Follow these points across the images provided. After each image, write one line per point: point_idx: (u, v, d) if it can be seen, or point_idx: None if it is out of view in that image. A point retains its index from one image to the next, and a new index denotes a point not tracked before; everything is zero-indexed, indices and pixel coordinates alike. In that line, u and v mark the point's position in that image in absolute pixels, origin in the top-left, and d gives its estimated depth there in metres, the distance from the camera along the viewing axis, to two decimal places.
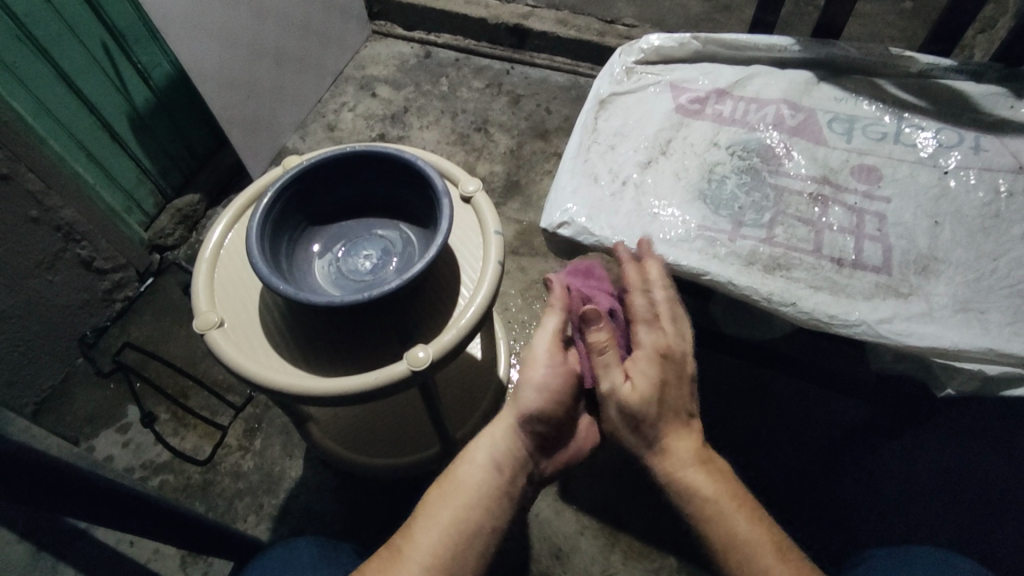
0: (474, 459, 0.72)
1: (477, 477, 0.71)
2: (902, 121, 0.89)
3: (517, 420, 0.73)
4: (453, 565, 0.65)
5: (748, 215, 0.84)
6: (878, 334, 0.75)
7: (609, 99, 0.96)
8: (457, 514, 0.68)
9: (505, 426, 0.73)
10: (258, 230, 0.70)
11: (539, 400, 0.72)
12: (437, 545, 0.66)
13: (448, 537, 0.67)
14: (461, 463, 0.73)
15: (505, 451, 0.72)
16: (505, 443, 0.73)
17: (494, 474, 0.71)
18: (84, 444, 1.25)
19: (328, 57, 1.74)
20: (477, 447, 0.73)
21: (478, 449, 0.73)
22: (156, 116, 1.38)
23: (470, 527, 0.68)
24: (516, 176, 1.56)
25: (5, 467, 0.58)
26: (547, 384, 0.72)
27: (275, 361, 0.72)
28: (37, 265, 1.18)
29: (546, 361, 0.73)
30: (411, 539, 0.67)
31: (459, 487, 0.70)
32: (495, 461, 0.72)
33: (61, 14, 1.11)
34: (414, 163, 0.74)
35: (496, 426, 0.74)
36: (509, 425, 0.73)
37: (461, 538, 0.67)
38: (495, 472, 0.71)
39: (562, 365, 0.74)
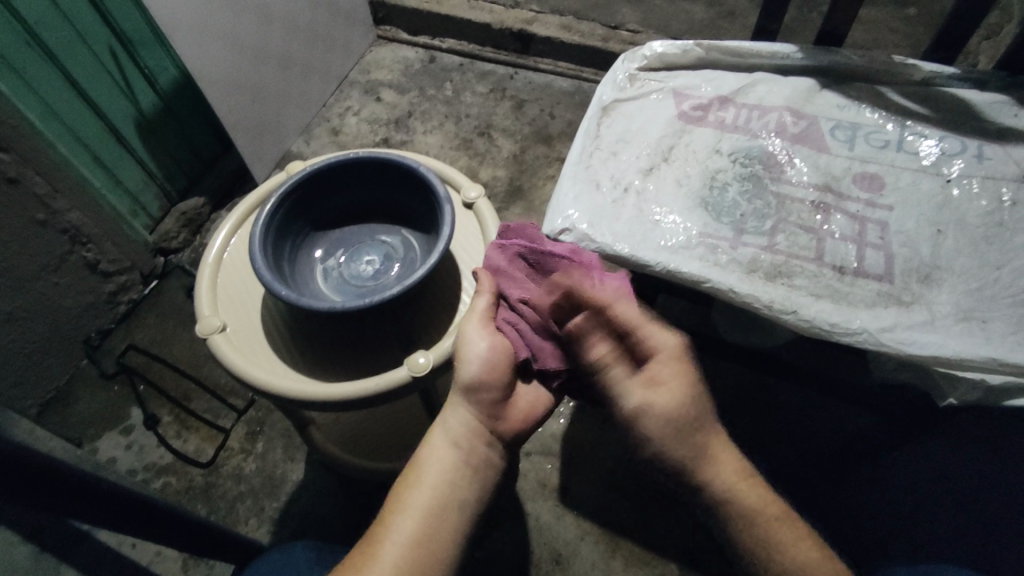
0: (435, 436, 0.68)
1: (441, 456, 0.66)
2: (904, 129, 0.89)
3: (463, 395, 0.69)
4: (438, 544, 0.62)
5: (750, 222, 0.84)
6: (880, 342, 0.75)
7: (612, 105, 0.96)
8: (434, 498, 0.64)
9: (454, 405, 0.69)
10: (261, 236, 0.71)
11: (480, 371, 0.68)
12: (417, 528, 0.62)
13: (423, 519, 0.63)
14: (421, 445, 0.68)
15: (462, 429, 0.68)
16: (456, 419, 0.68)
17: (457, 449, 0.67)
18: (87, 446, 1.26)
19: (333, 61, 1.75)
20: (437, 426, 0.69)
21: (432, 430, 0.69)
22: (162, 120, 1.39)
23: (447, 506, 0.64)
24: (519, 181, 1.56)
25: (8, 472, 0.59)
26: (483, 353, 0.69)
27: (277, 366, 0.72)
28: (44, 268, 1.18)
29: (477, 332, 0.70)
30: (388, 525, 0.63)
31: (424, 469, 0.66)
32: (452, 436, 0.68)
33: (70, 20, 1.13)
34: (417, 169, 0.75)
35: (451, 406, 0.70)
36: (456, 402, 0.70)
37: (442, 517, 0.63)
38: (457, 448, 0.67)
39: (495, 336, 0.71)
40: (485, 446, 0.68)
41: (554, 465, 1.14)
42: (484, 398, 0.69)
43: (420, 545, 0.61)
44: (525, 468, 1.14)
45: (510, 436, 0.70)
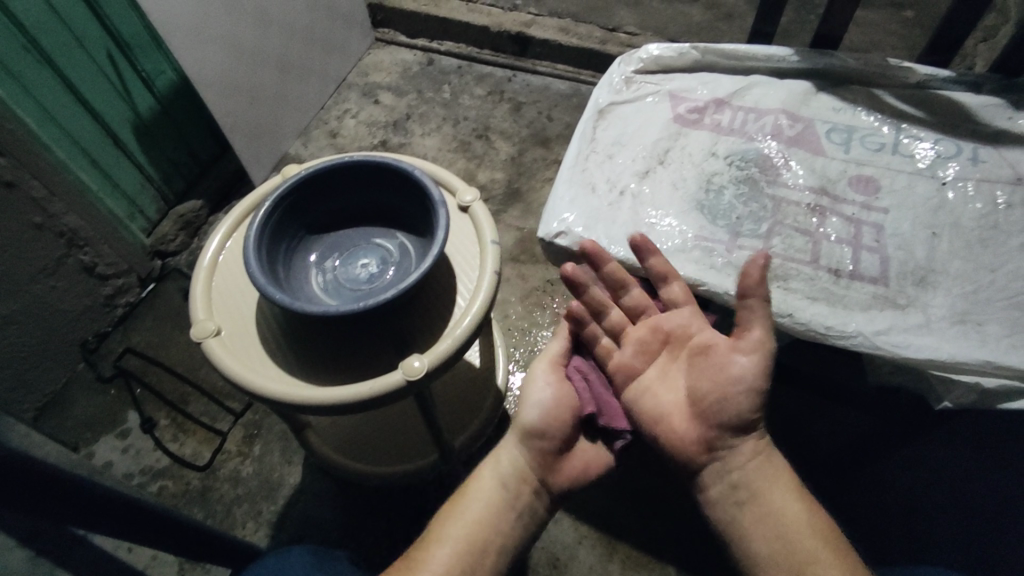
0: (487, 473, 0.76)
1: (484, 491, 0.74)
2: (900, 132, 0.89)
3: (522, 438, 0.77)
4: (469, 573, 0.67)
5: (745, 225, 0.84)
6: (876, 345, 0.75)
7: (608, 108, 0.96)
8: (470, 529, 0.71)
9: (509, 447, 0.77)
10: (256, 240, 0.71)
11: (540, 417, 0.76)
12: (453, 556, 0.68)
13: (462, 550, 0.69)
14: (472, 477, 0.76)
15: (507, 471, 0.75)
16: (510, 458, 0.76)
17: (502, 487, 0.74)
18: (84, 450, 1.25)
19: (331, 64, 1.75)
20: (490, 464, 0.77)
21: (486, 465, 0.76)
22: (159, 123, 1.39)
23: (484, 537, 0.70)
24: (516, 184, 1.56)
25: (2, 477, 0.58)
26: (545, 400, 0.76)
27: (271, 370, 0.72)
28: (40, 271, 1.18)
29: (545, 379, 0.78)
30: (429, 550, 0.69)
31: (472, 502, 0.73)
32: (504, 476, 0.75)
33: (69, 24, 1.13)
34: (411, 172, 0.75)
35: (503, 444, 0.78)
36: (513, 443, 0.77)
37: (479, 546, 0.70)
38: (503, 482, 0.74)
39: (558, 380, 0.78)
40: (529, 492, 0.74)
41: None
42: (536, 446, 0.76)
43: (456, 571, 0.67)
44: None
45: (560, 487, 0.76)
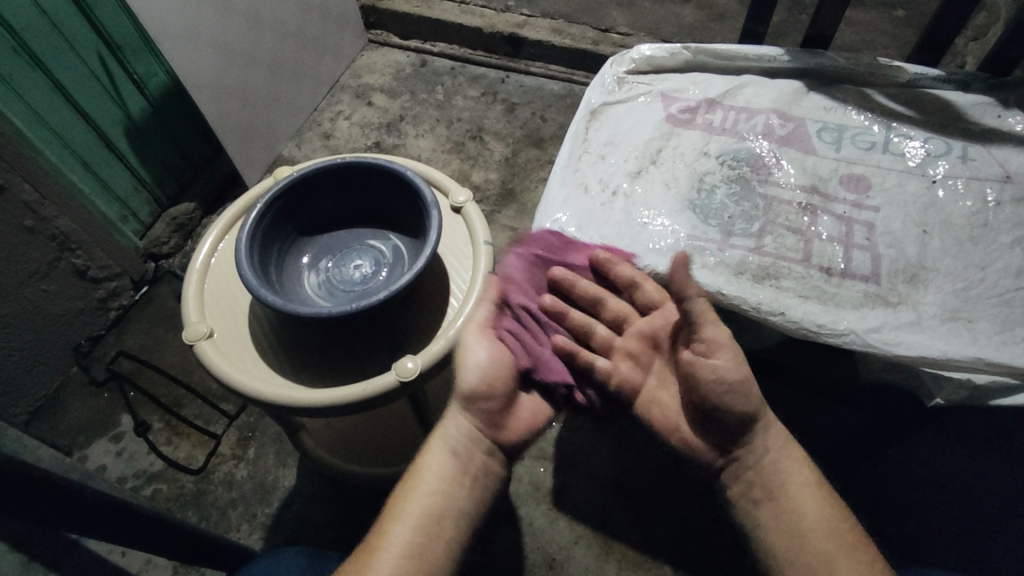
0: (432, 443, 0.72)
1: (433, 462, 0.71)
2: (890, 131, 0.90)
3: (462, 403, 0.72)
4: (432, 551, 0.65)
5: (737, 224, 0.85)
6: (868, 343, 0.75)
7: (601, 109, 0.96)
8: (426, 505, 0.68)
9: (451, 412, 0.73)
10: (248, 242, 0.70)
11: (479, 381, 0.70)
12: (411, 535, 0.66)
13: (418, 528, 0.66)
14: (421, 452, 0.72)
15: (453, 440, 0.71)
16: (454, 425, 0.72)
17: (449, 456, 0.71)
18: (77, 454, 1.25)
19: (324, 65, 1.74)
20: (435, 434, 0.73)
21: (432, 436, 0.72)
22: (151, 125, 1.38)
23: (442, 509, 0.68)
24: (510, 184, 1.56)
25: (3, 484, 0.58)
26: (483, 362, 0.70)
27: (264, 372, 0.72)
28: (32, 275, 1.18)
29: (480, 343, 0.71)
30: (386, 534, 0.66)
31: (423, 477, 0.70)
32: (451, 444, 0.71)
33: (58, 25, 1.12)
34: (403, 173, 0.75)
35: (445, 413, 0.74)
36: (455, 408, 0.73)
37: (438, 517, 0.68)
38: (450, 451, 0.71)
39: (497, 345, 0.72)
40: (479, 455, 0.72)
41: (548, 470, 1.14)
42: (479, 411, 0.71)
43: (416, 552, 0.65)
44: (518, 471, 1.14)
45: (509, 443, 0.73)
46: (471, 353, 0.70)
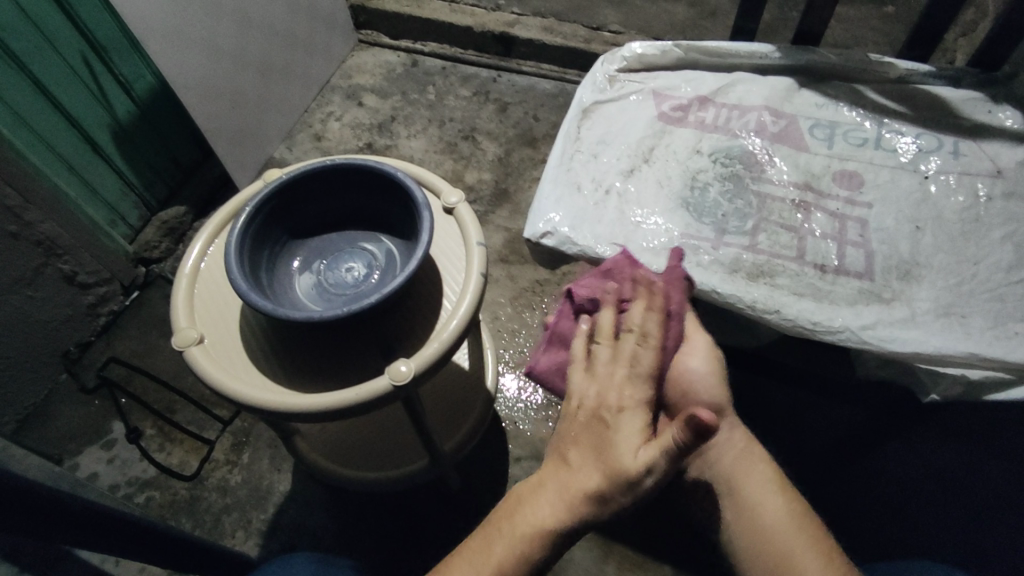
0: (523, 519, 0.61)
1: (518, 545, 0.61)
2: (882, 127, 0.90)
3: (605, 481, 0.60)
4: None
5: (731, 222, 0.84)
6: (862, 340, 0.75)
7: (592, 107, 0.96)
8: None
9: (591, 478, 0.61)
10: (237, 246, 0.70)
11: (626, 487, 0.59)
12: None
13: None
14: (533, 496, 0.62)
15: (546, 531, 0.60)
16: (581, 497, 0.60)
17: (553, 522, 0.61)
18: (68, 462, 1.23)
19: (313, 66, 1.73)
20: (530, 511, 0.61)
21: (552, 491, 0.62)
22: (139, 128, 1.37)
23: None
24: (504, 184, 1.55)
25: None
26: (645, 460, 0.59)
27: (256, 378, 0.71)
28: (17, 281, 1.16)
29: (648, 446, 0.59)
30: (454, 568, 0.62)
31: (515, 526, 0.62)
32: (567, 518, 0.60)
33: (39, 27, 1.11)
34: (394, 174, 0.74)
35: (567, 472, 0.62)
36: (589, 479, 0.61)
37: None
38: (542, 540, 0.60)
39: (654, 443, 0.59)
40: (555, 549, 0.62)
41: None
42: (596, 514, 0.60)
43: None
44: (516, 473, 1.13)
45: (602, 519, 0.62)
46: (677, 429, 0.55)
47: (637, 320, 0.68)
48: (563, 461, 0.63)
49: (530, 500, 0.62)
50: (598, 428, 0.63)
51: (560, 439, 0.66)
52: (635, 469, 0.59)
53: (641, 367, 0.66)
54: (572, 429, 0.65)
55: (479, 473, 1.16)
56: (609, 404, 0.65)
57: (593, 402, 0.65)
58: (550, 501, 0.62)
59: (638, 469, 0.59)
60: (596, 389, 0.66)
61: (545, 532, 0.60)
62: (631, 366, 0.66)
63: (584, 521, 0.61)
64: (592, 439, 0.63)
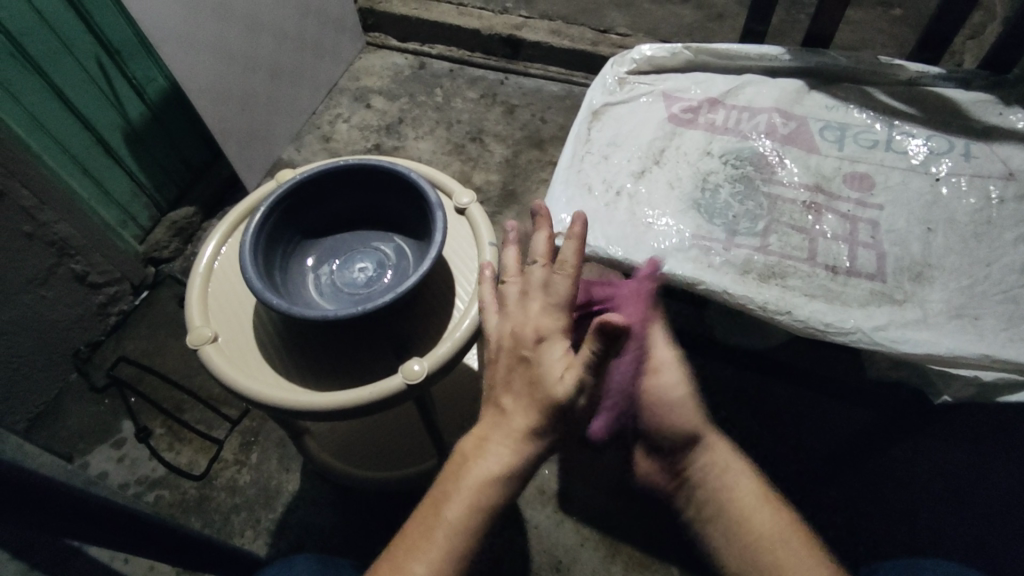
0: (471, 473, 0.58)
1: (471, 498, 0.58)
2: (893, 129, 0.90)
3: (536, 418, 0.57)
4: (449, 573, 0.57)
5: (742, 223, 0.85)
6: (874, 341, 0.75)
7: (602, 109, 0.96)
8: (455, 541, 0.58)
9: (523, 419, 0.57)
10: (252, 245, 0.70)
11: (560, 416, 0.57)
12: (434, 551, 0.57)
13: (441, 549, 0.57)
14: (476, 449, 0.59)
15: (496, 480, 0.58)
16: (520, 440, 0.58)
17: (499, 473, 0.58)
18: (78, 460, 1.24)
19: (322, 68, 1.74)
20: (477, 463, 0.58)
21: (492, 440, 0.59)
22: (151, 129, 1.38)
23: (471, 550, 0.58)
24: (512, 186, 1.56)
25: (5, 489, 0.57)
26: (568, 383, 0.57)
27: (269, 375, 0.71)
28: (29, 280, 1.17)
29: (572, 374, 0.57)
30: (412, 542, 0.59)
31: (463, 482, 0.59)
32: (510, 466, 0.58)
33: (55, 29, 1.12)
34: (408, 175, 0.74)
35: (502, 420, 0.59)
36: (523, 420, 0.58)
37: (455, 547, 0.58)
38: (495, 494, 0.58)
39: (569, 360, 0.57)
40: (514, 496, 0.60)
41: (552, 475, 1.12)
42: (540, 451, 0.58)
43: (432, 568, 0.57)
44: None
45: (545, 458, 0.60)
46: (591, 340, 0.55)
47: (542, 248, 0.64)
48: (498, 409, 0.59)
49: (476, 452, 0.59)
50: (519, 366, 0.58)
51: (491, 386, 0.61)
52: (562, 395, 0.56)
53: (557, 295, 0.60)
54: (499, 375, 0.60)
55: None
56: (528, 339, 0.59)
57: (509, 338, 0.60)
58: (495, 449, 0.58)
59: (568, 398, 0.56)
60: (511, 325, 0.61)
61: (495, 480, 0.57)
62: (546, 296, 0.61)
63: (532, 460, 0.58)
64: (515, 379, 0.59)
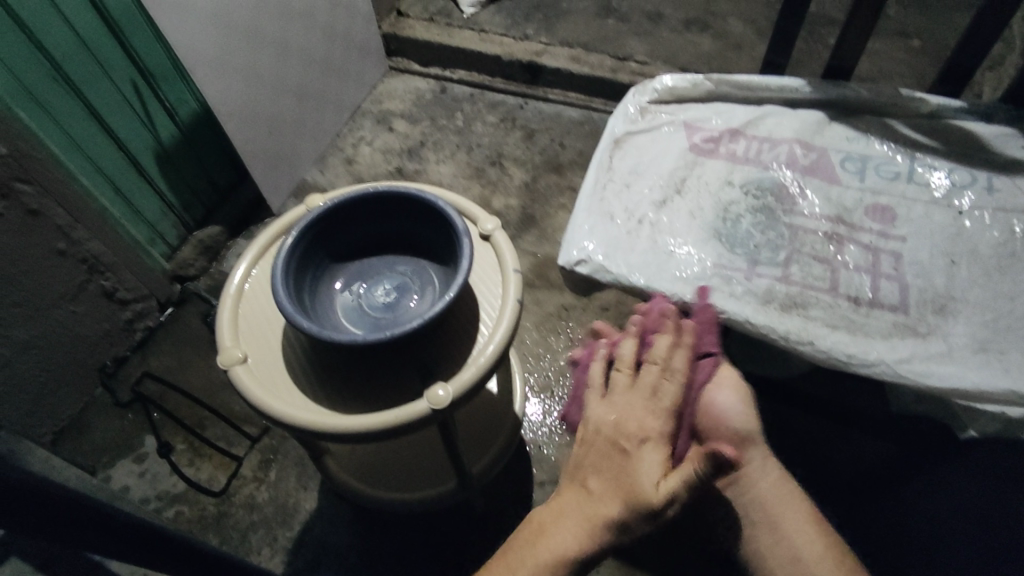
0: (547, 546, 0.68)
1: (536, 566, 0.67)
2: (914, 161, 0.91)
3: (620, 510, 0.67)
4: None
5: (763, 253, 0.85)
6: (898, 374, 0.75)
7: (624, 137, 0.98)
8: None
9: (608, 505, 0.68)
10: (284, 269, 0.72)
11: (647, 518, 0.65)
12: None
13: None
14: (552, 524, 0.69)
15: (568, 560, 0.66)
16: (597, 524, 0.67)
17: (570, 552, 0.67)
18: (101, 474, 1.26)
19: (346, 92, 1.79)
20: (553, 535, 0.68)
21: (570, 520, 0.69)
22: (180, 150, 1.42)
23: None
24: (531, 210, 1.58)
25: (29, 499, 0.53)
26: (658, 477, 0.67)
27: (297, 397, 0.73)
28: (61, 296, 1.20)
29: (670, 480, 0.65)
30: None
31: (534, 552, 0.68)
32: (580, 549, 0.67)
33: (95, 55, 1.17)
34: (435, 203, 0.76)
35: (586, 502, 0.70)
36: (609, 510, 0.67)
37: None
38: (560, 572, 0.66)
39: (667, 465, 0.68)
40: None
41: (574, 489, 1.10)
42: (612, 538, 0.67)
43: None
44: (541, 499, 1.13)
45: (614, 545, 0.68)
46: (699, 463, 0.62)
47: (661, 352, 0.74)
48: (584, 489, 0.71)
49: (554, 523, 0.70)
50: (618, 457, 0.70)
51: (581, 467, 0.73)
52: (659, 503, 0.64)
53: (664, 400, 0.73)
54: (593, 457, 0.72)
55: (504, 497, 1.16)
56: (632, 434, 0.71)
57: (612, 430, 0.72)
58: (571, 527, 0.68)
59: (660, 498, 0.65)
60: (617, 417, 0.73)
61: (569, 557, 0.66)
62: (654, 398, 0.73)
63: (604, 545, 0.68)
64: (610, 469, 0.70)
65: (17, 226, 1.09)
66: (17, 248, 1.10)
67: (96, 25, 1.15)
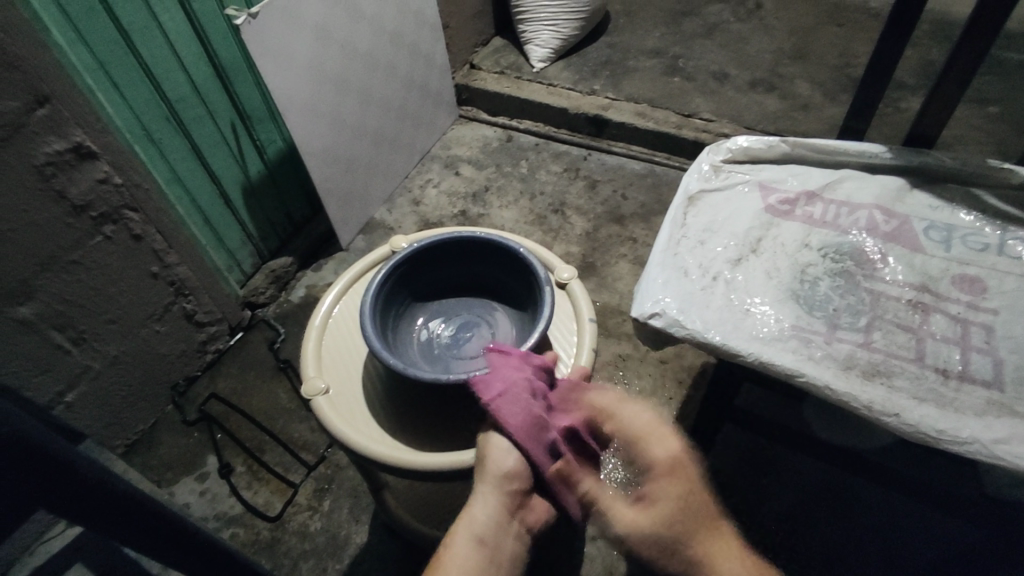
0: (467, 527, 0.68)
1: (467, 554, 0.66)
2: (1005, 233, 0.88)
3: (496, 487, 0.67)
4: None
5: (843, 317, 0.84)
6: (994, 455, 0.71)
7: (698, 195, 0.99)
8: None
9: (479, 495, 0.67)
10: (371, 307, 0.76)
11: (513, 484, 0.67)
12: None
13: None
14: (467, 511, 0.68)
15: (489, 524, 0.67)
16: (490, 510, 0.67)
17: (486, 523, 0.67)
18: (165, 488, 1.31)
19: (418, 137, 1.88)
20: (466, 515, 0.68)
21: (475, 508, 0.68)
22: (264, 185, 1.52)
23: None
24: (591, 259, 1.60)
25: (134, 518, 0.56)
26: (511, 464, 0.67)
27: (373, 430, 0.75)
28: (149, 316, 1.27)
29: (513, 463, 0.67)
30: None
31: (454, 543, 0.67)
32: (484, 531, 0.67)
33: (203, 98, 1.28)
34: (518, 250, 0.79)
35: (474, 501, 0.68)
36: (487, 497, 0.67)
37: None
38: (479, 554, 0.66)
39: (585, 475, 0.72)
40: (511, 538, 0.68)
41: None
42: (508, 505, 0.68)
43: None
44: (590, 551, 1.10)
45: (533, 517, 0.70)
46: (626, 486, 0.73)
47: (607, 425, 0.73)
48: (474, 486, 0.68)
49: (465, 514, 0.68)
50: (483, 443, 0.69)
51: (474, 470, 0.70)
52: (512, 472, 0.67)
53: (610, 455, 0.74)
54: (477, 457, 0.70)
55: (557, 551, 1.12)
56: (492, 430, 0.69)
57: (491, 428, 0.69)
58: (478, 510, 0.68)
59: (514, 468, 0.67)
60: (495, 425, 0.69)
61: (483, 527, 0.67)
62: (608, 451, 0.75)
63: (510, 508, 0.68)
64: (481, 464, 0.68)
65: (122, 249, 1.17)
66: (119, 269, 1.18)
67: (207, 71, 1.26)
